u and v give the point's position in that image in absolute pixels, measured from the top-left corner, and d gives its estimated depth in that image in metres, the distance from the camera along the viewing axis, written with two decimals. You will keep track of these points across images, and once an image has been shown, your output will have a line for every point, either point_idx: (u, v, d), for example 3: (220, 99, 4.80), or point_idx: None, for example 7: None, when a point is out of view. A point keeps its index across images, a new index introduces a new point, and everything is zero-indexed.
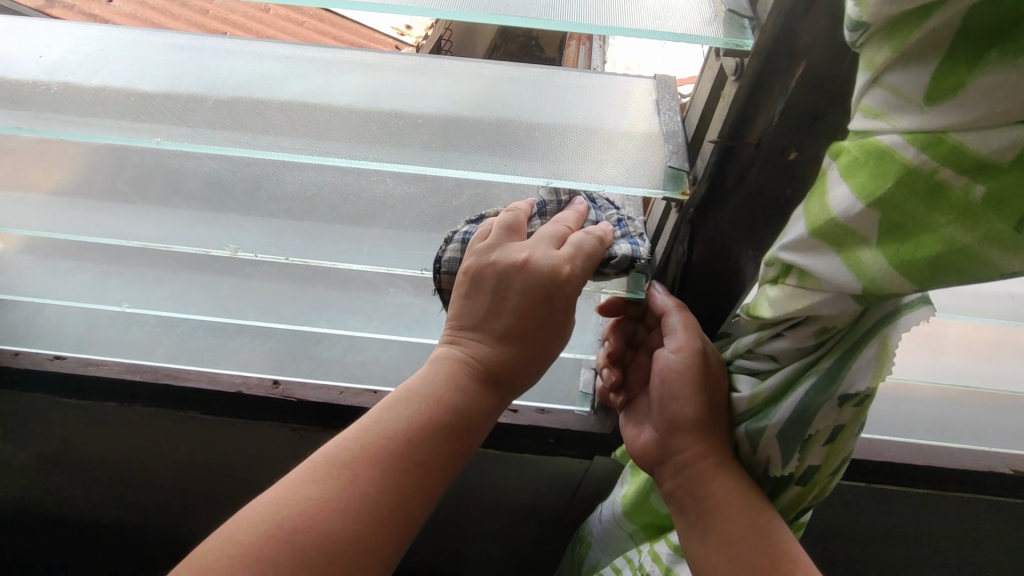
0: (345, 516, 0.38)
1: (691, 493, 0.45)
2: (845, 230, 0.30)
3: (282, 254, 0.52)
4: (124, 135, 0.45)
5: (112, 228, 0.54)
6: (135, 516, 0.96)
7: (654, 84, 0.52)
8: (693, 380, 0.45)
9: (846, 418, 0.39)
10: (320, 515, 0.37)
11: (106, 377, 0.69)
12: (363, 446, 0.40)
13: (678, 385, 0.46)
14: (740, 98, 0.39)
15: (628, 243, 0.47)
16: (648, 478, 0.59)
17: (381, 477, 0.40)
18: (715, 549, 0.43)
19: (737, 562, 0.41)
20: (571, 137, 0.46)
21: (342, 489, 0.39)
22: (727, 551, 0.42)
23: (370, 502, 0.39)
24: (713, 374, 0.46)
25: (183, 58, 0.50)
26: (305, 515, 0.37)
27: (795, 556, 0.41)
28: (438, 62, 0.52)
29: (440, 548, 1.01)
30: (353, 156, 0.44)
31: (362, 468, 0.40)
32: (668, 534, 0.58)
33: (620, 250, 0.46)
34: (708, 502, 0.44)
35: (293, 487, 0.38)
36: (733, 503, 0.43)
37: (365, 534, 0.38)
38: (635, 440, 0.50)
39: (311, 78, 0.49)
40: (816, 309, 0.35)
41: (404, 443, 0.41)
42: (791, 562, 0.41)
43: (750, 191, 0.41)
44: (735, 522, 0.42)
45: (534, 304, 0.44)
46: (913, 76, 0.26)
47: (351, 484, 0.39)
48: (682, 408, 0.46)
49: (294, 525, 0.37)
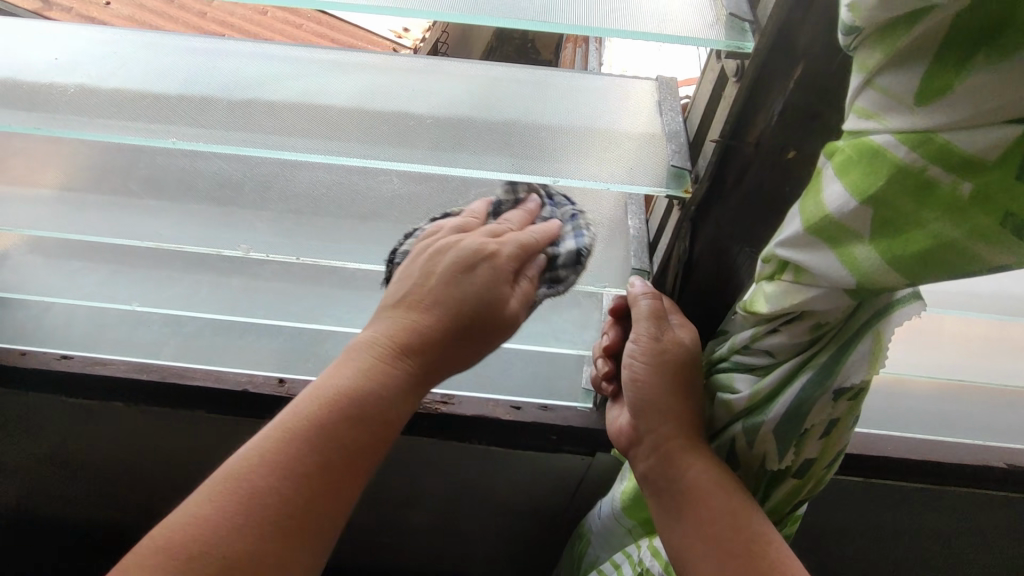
0: (238, 533, 0.35)
1: (667, 475, 0.46)
2: (840, 226, 0.32)
3: (294, 254, 0.53)
4: (140, 136, 0.46)
5: (123, 225, 0.55)
6: (139, 515, 0.96)
7: (655, 85, 0.53)
8: (673, 367, 0.47)
9: (841, 413, 0.40)
10: (270, 477, 0.37)
11: (113, 375, 0.70)
12: (307, 414, 0.39)
13: (655, 377, 0.47)
14: (740, 97, 0.40)
15: (573, 239, 0.50)
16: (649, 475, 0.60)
17: (279, 484, 0.37)
18: (693, 532, 0.44)
19: (714, 544, 0.42)
20: (575, 136, 0.47)
21: (235, 508, 0.36)
22: (706, 534, 0.43)
23: (268, 513, 0.36)
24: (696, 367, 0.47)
25: (193, 60, 0.51)
26: (256, 484, 0.36)
27: (769, 539, 0.42)
28: (447, 64, 0.53)
29: (441, 546, 1.02)
30: (364, 155, 0.46)
31: (253, 478, 0.36)
32: None
33: (565, 247, 0.49)
34: (684, 484, 0.45)
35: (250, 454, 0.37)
36: (708, 485, 0.44)
37: (265, 549, 0.35)
38: (616, 426, 0.52)
39: (322, 79, 0.51)
40: (811, 304, 0.36)
41: (345, 411, 0.40)
42: (765, 546, 0.41)
43: (752, 187, 0.42)
44: (710, 504, 0.43)
45: (456, 277, 0.44)
46: (905, 78, 0.28)
47: (246, 499, 0.36)
48: (657, 397, 0.47)
49: (188, 552, 0.34)
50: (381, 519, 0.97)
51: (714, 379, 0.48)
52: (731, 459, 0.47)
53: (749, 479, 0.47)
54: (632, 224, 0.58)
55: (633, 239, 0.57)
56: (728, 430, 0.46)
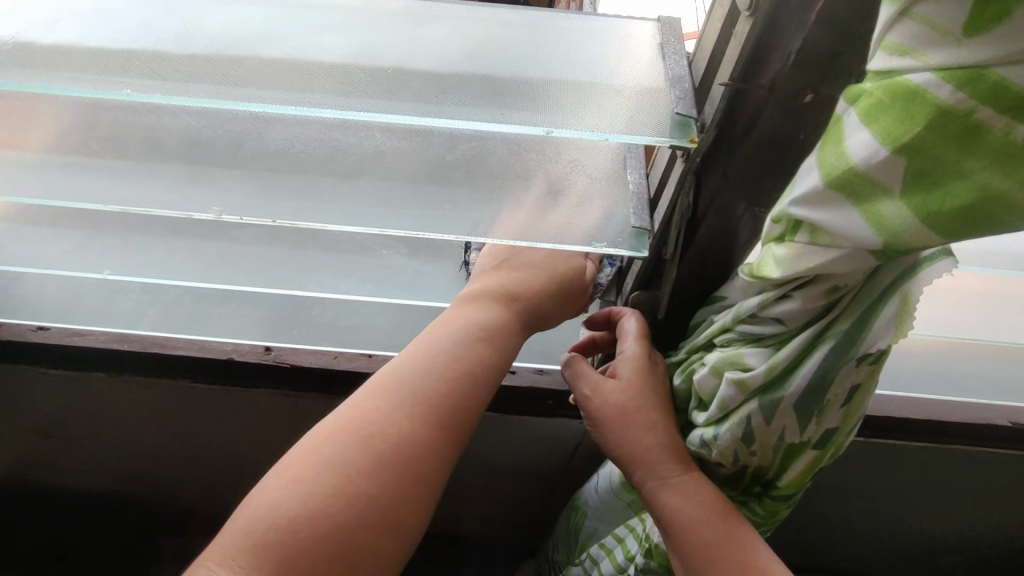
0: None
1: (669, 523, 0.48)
2: (866, 179, 0.29)
3: (270, 217, 0.49)
4: (91, 87, 0.41)
5: (88, 188, 0.51)
6: (129, 486, 0.95)
7: (657, 26, 0.49)
8: (615, 416, 0.50)
9: (862, 379, 0.40)
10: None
11: (92, 347, 0.69)
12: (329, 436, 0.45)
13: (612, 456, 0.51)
14: (752, 36, 0.35)
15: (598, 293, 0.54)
16: None
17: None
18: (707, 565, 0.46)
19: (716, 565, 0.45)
20: (570, 84, 0.43)
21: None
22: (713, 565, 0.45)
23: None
24: (654, 395, 0.50)
25: (156, 7, 0.47)
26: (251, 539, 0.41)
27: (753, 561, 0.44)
28: (437, 11, 0.50)
29: (437, 512, 1.01)
30: (341, 107, 0.41)
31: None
32: None
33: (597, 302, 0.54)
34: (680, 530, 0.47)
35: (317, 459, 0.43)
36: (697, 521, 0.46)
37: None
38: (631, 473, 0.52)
39: (300, 25, 0.47)
40: (829, 266, 0.34)
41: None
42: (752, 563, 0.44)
43: (762, 136, 0.39)
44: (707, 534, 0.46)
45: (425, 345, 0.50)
46: (950, 6, 0.24)
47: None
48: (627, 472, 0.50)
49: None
50: None
51: (718, 352, 0.44)
52: (745, 440, 0.44)
53: (766, 459, 0.45)
54: (632, 177, 0.52)
55: (632, 195, 0.51)
56: (741, 410, 0.43)
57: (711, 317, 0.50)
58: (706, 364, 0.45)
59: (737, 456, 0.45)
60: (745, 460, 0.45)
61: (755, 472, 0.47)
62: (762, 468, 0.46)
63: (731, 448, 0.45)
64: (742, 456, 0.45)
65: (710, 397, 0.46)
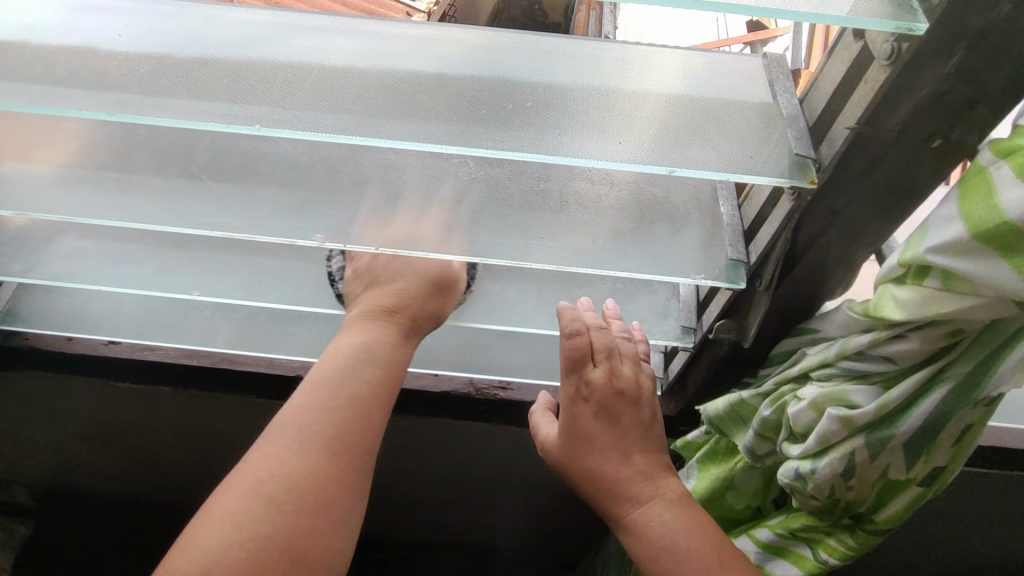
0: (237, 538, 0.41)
1: None
2: (1020, 233, 0.30)
3: (372, 244, 0.50)
4: (222, 121, 0.41)
5: (188, 214, 0.51)
6: (177, 493, 0.96)
7: (765, 62, 0.47)
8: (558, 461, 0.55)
9: (975, 420, 0.40)
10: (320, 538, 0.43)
11: (162, 361, 0.71)
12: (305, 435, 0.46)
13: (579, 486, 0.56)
14: (886, 85, 0.35)
15: None
16: (721, 478, 0.58)
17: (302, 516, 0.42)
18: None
19: None
20: (684, 122, 0.42)
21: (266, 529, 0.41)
22: None
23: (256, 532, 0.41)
24: (579, 427, 0.53)
25: (266, 29, 0.45)
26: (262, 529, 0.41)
27: None
28: (560, 47, 0.46)
29: (480, 522, 1.02)
30: (465, 142, 0.41)
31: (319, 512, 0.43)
32: (755, 529, 0.54)
33: None
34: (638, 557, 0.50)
35: (227, 496, 0.43)
36: (649, 554, 0.49)
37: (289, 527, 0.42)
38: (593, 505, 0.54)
39: (410, 48, 0.45)
40: (961, 311, 0.34)
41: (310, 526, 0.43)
42: None
43: (882, 178, 0.40)
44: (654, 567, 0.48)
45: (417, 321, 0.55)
46: None
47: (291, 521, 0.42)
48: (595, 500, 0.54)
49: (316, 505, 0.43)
50: (421, 493, 0.97)
51: (816, 387, 0.44)
52: (845, 476, 0.44)
53: (865, 495, 0.45)
54: (726, 209, 0.52)
55: (726, 226, 0.51)
56: (845, 446, 0.43)
57: (801, 350, 0.51)
58: (803, 399, 0.44)
59: (834, 490, 0.45)
60: (843, 495, 0.46)
61: (850, 507, 0.47)
62: (859, 503, 0.46)
63: (829, 483, 0.45)
64: (839, 491, 0.45)
65: (804, 432, 0.46)
